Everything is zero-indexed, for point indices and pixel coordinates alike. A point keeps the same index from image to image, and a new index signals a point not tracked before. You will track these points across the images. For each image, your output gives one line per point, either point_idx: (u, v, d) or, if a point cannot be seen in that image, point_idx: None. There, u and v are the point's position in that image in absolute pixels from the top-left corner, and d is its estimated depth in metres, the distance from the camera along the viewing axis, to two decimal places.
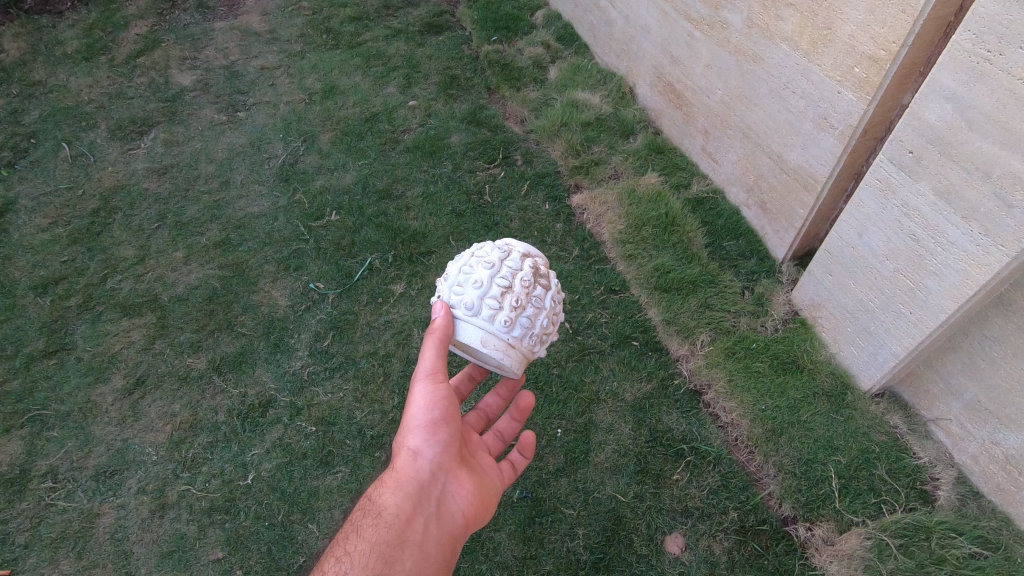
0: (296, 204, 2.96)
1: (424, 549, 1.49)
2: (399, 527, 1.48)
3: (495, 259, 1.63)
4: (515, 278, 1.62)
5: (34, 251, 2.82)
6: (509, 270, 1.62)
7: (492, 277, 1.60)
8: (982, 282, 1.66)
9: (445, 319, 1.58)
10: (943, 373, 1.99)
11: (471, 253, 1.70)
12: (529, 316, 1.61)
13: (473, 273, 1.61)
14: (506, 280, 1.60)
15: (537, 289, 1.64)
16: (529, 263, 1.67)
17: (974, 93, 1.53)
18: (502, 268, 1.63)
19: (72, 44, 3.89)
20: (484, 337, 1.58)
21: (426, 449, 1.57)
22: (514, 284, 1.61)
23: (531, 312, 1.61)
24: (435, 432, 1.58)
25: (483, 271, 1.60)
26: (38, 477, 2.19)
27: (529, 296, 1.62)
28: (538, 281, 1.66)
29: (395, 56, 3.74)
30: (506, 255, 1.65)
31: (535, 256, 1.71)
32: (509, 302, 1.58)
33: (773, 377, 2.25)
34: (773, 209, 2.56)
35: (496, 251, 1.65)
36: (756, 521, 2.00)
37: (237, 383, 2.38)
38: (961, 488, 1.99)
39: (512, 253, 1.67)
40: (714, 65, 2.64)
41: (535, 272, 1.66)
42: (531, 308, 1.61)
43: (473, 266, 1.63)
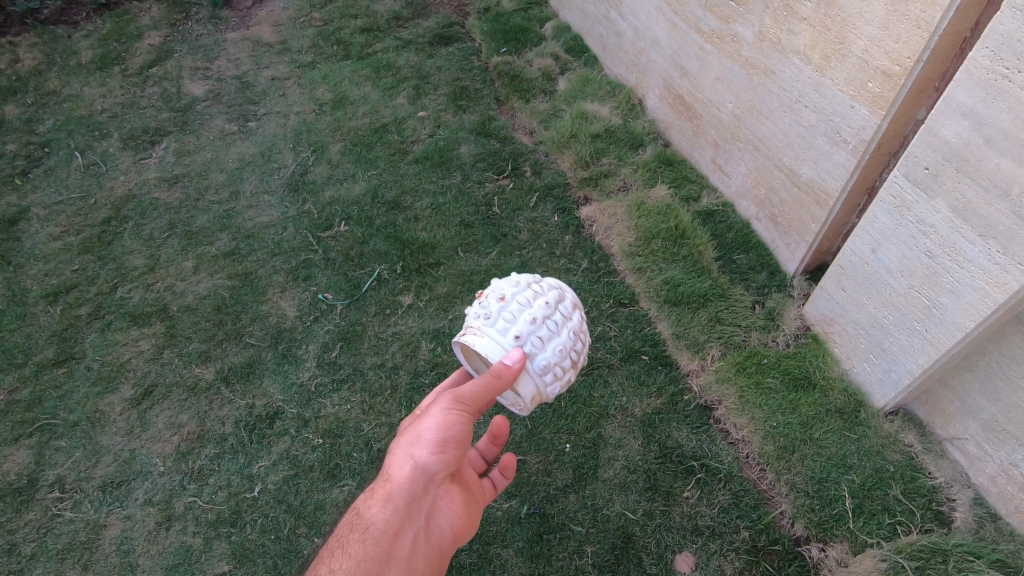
0: (305, 214, 2.96)
1: (410, 565, 1.44)
2: (387, 541, 1.42)
3: (525, 281, 1.74)
4: (581, 349, 1.74)
5: (46, 260, 2.84)
6: (532, 291, 1.70)
7: (515, 293, 1.69)
8: (1000, 300, 1.63)
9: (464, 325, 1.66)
10: (960, 392, 1.96)
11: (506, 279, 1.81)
12: (572, 382, 1.77)
13: (500, 289, 1.71)
14: (528, 299, 1.68)
15: (556, 315, 1.68)
16: (556, 292, 1.73)
17: (992, 110, 1.51)
18: (528, 289, 1.71)
19: (86, 54, 3.94)
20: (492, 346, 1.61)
21: (430, 465, 1.49)
22: (578, 356, 1.73)
23: (545, 333, 1.64)
24: (442, 451, 1.50)
25: (509, 288, 1.70)
26: (46, 487, 2.19)
27: (579, 365, 1.77)
28: (560, 310, 1.70)
29: (405, 67, 3.75)
30: (536, 282, 1.75)
31: (566, 291, 1.78)
32: (524, 317, 1.64)
33: (784, 393, 2.22)
34: (784, 222, 2.54)
35: (527, 276, 1.76)
36: (768, 540, 1.97)
37: (245, 394, 2.37)
38: (978, 509, 1.95)
39: (545, 282, 1.77)
40: (725, 78, 2.64)
41: (559, 300, 1.72)
42: (545, 328, 1.64)
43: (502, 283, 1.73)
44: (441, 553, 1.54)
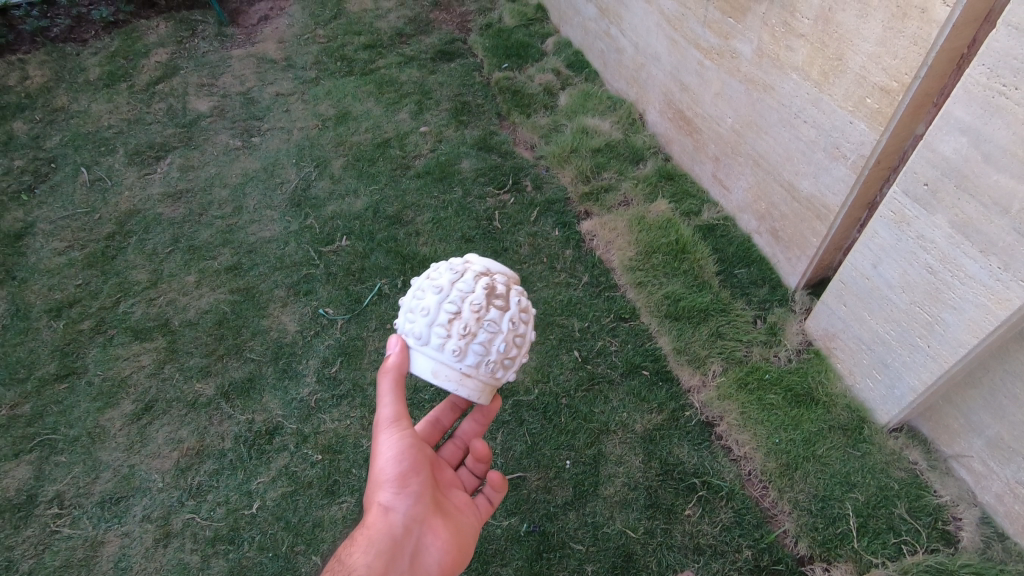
0: (307, 229, 2.98)
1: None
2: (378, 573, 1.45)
3: (446, 283, 1.60)
4: (465, 302, 1.57)
5: (50, 274, 2.86)
6: (458, 293, 1.58)
7: (440, 302, 1.58)
8: (1002, 317, 1.62)
9: (399, 354, 1.61)
10: (965, 409, 1.94)
11: (430, 275, 1.68)
12: (481, 342, 1.56)
13: (415, 290, 1.67)
14: (429, 291, 1.62)
15: (489, 312, 1.57)
16: (482, 282, 1.60)
17: (990, 127, 1.51)
18: (453, 290, 1.59)
19: (94, 71, 4.00)
20: (437, 367, 1.60)
21: (398, 502, 1.57)
22: (464, 310, 1.57)
23: (484, 338, 1.56)
24: (404, 484, 1.60)
25: (432, 298, 1.59)
26: (45, 503, 2.19)
27: (481, 321, 1.56)
28: (492, 301, 1.59)
29: (408, 82, 3.79)
30: (460, 276, 1.62)
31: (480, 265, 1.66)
32: (458, 329, 1.56)
33: (786, 409, 2.20)
34: (785, 237, 2.53)
35: (450, 273, 1.62)
36: (771, 560, 1.94)
37: (245, 410, 2.37)
38: (985, 529, 1.92)
39: (467, 275, 1.63)
40: (724, 93, 2.65)
41: (488, 292, 1.59)
42: (483, 332, 1.56)
43: (426, 290, 1.62)
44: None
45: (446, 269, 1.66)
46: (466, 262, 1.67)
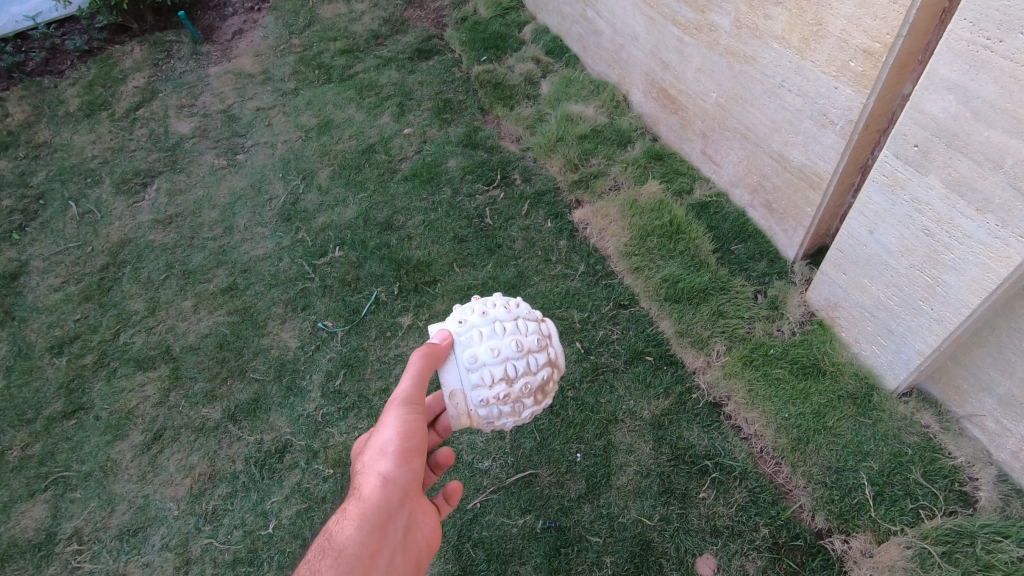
0: (300, 243, 2.96)
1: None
2: (367, 562, 1.43)
3: (524, 341, 1.64)
4: (520, 376, 1.62)
5: (48, 312, 2.86)
6: (526, 365, 1.62)
7: (510, 358, 1.61)
8: (1003, 275, 1.59)
9: (446, 348, 1.64)
10: (973, 368, 1.92)
11: (515, 317, 1.69)
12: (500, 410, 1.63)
13: (515, 316, 1.69)
14: (511, 330, 1.65)
15: (528, 399, 1.66)
16: (545, 372, 1.67)
17: (976, 83, 1.48)
18: (524, 358, 1.63)
19: (74, 102, 3.97)
20: (456, 389, 1.65)
21: (396, 475, 1.59)
22: (517, 378, 1.62)
23: (506, 410, 1.64)
24: (405, 459, 1.62)
25: (508, 348, 1.61)
26: (64, 540, 2.20)
27: (518, 397, 1.63)
28: (535, 392, 1.67)
29: (387, 85, 3.75)
30: (540, 350, 1.67)
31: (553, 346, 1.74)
32: (500, 390, 1.61)
33: (794, 383, 2.19)
34: (779, 209, 2.50)
35: (533, 338, 1.66)
36: (789, 536, 1.93)
37: (253, 430, 2.38)
38: (1003, 487, 1.91)
39: (551, 358, 1.70)
40: (706, 68, 2.60)
41: (541, 383, 1.67)
42: (509, 407, 1.64)
43: (502, 326, 1.64)
44: (417, 564, 1.59)
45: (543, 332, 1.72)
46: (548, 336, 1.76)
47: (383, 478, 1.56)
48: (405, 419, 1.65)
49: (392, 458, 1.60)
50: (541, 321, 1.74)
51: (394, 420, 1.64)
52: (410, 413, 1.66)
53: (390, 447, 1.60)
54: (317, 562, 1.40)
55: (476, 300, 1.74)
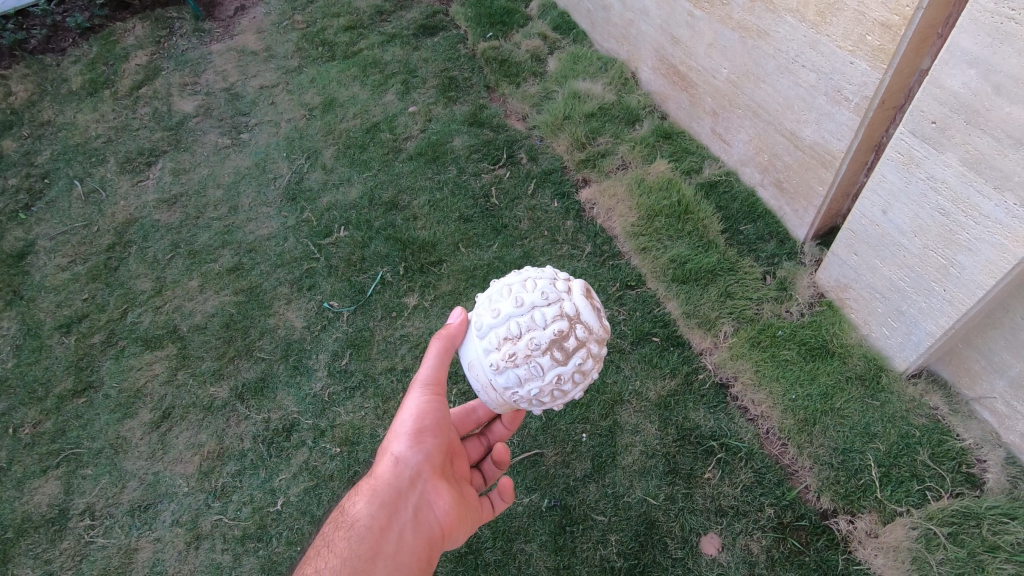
0: (305, 222, 2.95)
1: (398, 560, 1.53)
2: (374, 536, 1.52)
3: (524, 295, 1.52)
4: (528, 333, 1.49)
5: (56, 291, 2.87)
6: (529, 320, 1.49)
7: (511, 315, 1.51)
8: (1020, 255, 1.56)
9: (459, 326, 1.68)
10: (985, 350, 1.90)
11: (527, 278, 1.59)
12: (518, 374, 1.50)
13: (526, 276, 1.58)
14: (516, 289, 1.54)
15: (543, 357, 1.48)
16: (558, 325, 1.49)
17: (999, 56, 1.43)
18: (529, 314, 1.50)
19: (76, 80, 3.94)
20: (475, 361, 1.60)
21: (409, 455, 1.65)
22: (523, 337, 1.49)
23: (523, 373, 1.50)
24: (420, 440, 1.68)
25: (509, 305, 1.52)
26: (77, 515, 2.24)
27: (529, 358, 1.49)
28: (553, 349, 1.49)
29: (392, 62, 3.69)
30: (550, 303, 1.51)
31: (576, 301, 1.54)
32: (507, 350, 1.51)
33: (802, 364, 2.17)
34: (790, 188, 2.46)
35: (539, 292, 1.51)
36: (794, 516, 1.94)
37: (260, 409, 2.39)
38: (1011, 469, 1.89)
39: (568, 311, 1.51)
40: (718, 43, 2.54)
41: (556, 339, 1.49)
42: (525, 368, 1.50)
43: (506, 288, 1.56)
44: (432, 545, 1.62)
45: (557, 286, 1.56)
46: (571, 292, 1.56)
47: (395, 459, 1.63)
48: (423, 401, 1.71)
49: (405, 439, 1.66)
50: (560, 278, 1.58)
51: (413, 402, 1.72)
52: (429, 395, 1.72)
53: (403, 428, 1.67)
54: (331, 533, 1.54)
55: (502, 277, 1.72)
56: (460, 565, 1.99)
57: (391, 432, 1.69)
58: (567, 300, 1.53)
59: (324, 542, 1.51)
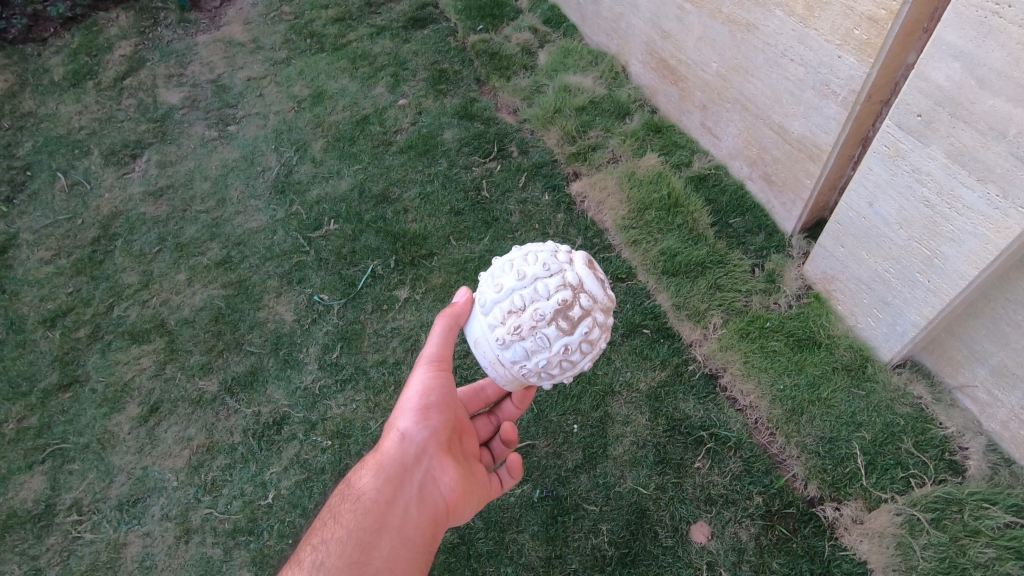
0: (294, 215, 2.93)
1: (403, 535, 1.54)
2: (379, 511, 1.54)
3: (526, 268, 1.52)
4: (531, 306, 1.50)
5: (40, 285, 2.83)
6: (533, 292, 1.50)
7: (515, 288, 1.51)
8: (1002, 245, 1.59)
9: (465, 305, 1.68)
10: (967, 340, 1.93)
11: (528, 251, 1.59)
12: (526, 347, 1.51)
13: (528, 249, 1.58)
14: (518, 262, 1.55)
15: (548, 328, 1.49)
16: (561, 295, 1.49)
17: (983, 49, 1.46)
18: (530, 286, 1.50)
19: (58, 71, 3.87)
20: (480, 338, 1.61)
21: (414, 432, 1.64)
22: (528, 309, 1.50)
23: (529, 346, 1.51)
24: (426, 417, 1.66)
25: (511, 279, 1.52)
26: (64, 510, 2.21)
27: (535, 330, 1.49)
28: (557, 319, 1.49)
29: (381, 54, 3.67)
30: (552, 274, 1.51)
31: (577, 271, 1.54)
32: (512, 324, 1.51)
33: (789, 355, 2.20)
34: (778, 181, 2.48)
35: (541, 263, 1.51)
36: (782, 504, 1.97)
37: (250, 403, 2.38)
38: (992, 456, 1.94)
39: (569, 280, 1.52)
40: (707, 37, 2.55)
41: (560, 309, 1.49)
42: (531, 341, 1.51)
43: (507, 262, 1.57)
44: (436, 521, 1.63)
45: (558, 256, 1.56)
46: (573, 262, 1.56)
47: (401, 435, 1.63)
48: (429, 378, 1.68)
49: (411, 415, 1.65)
50: (562, 249, 1.58)
51: (419, 379, 1.69)
52: (435, 372, 1.69)
53: (409, 404, 1.66)
54: (338, 505, 1.56)
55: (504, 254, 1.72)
56: (453, 557, 2.00)
57: (397, 407, 1.68)
58: (568, 270, 1.53)
59: (331, 514, 1.55)
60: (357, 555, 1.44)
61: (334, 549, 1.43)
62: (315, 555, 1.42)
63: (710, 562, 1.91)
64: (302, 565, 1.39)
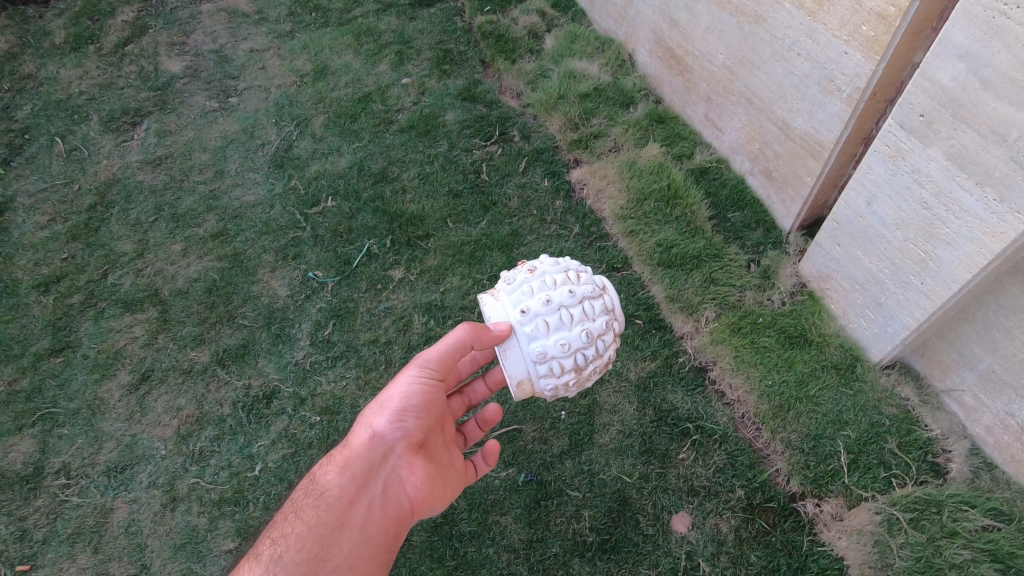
0: (292, 190, 2.91)
1: (364, 533, 1.59)
2: (342, 508, 1.59)
3: (590, 328, 1.60)
4: (589, 361, 1.62)
5: (34, 249, 2.82)
6: (595, 351, 1.62)
7: (580, 347, 1.58)
8: (996, 250, 1.59)
9: (503, 339, 1.59)
10: (957, 344, 1.94)
11: (580, 298, 1.61)
12: (571, 391, 1.67)
13: (579, 298, 1.61)
14: (578, 315, 1.59)
15: (594, 375, 1.68)
16: (612, 348, 1.67)
17: (989, 51, 1.44)
18: (593, 343, 1.61)
19: (60, 34, 3.82)
20: (524, 377, 1.63)
21: (387, 433, 1.64)
22: (586, 365, 1.62)
23: (574, 389, 1.67)
24: (401, 419, 1.64)
25: (578, 338, 1.57)
26: (52, 474, 2.23)
27: (586, 378, 1.66)
28: (601, 366, 1.69)
29: (387, 32, 3.62)
30: (608, 330, 1.64)
31: (617, 318, 1.70)
32: (570, 377, 1.61)
33: (780, 351, 2.21)
34: (779, 177, 2.47)
35: (602, 321, 1.61)
36: (763, 498, 1.98)
37: (241, 375, 2.38)
38: (974, 460, 1.95)
39: (615, 332, 1.68)
40: (715, 28, 2.52)
41: (607, 361, 1.69)
42: (577, 386, 1.67)
43: (566, 314, 1.58)
44: (401, 518, 1.67)
45: (605, 306, 1.66)
46: (611, 307, 1.70)
47: (374, 435, 1.63)
48: (415, 381, 1.65)
49: (387, 417, 1.64)
50: (605, 295, 1.68)
51: (406, 380, 1.66)
52: (423, 375, 1.66)
53: (388, 405, 1.63)
54: (304, 497, 1.62)
55: (530, 280, 1.64)
56: (436, 536, 2.02)
57: (376, 405, 1.67)
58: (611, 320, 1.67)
59: (296, 505, 1.61)
60: (315, 551, 1.50)
61: (292, 544, 1.50)
62: (274, 548, 1.50)
63: (689, 552, 1.93)
64: (259, 558, 1.48)
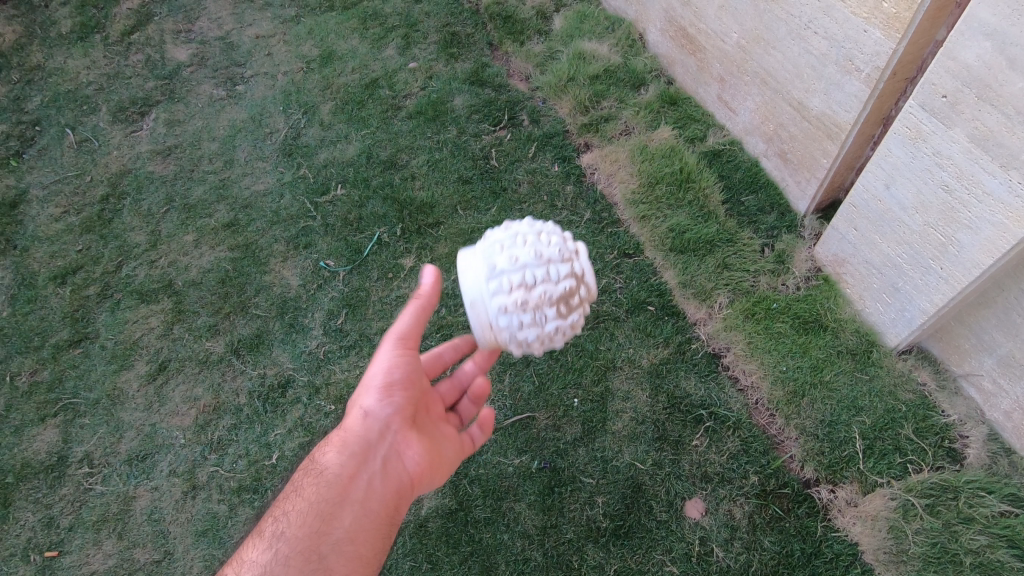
0: (301, 179, 2.91)
1: (365, 506, 1.59)
2: (342, 484, 1.59)
3: (542, 246, 1.53)
4: (540, 284, 1.50)
5: (50, 241, 2.85)
6: (546, 273, 1.50)
7: (529, 264, 1.50)
8: (1019, 234, 1.55)
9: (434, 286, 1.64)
10: (977, 329, 1.91)
11: (540, 231, 1.59)
12: (523, 321, 1.50)
13: (539, 230, 1.59)
14: (532, 238, 1.55)
15: (550, 309, 1.50)
16: (569, 282, 1.52)
17: (1016, 29, 1.39)
18: (545, 265, 1.51)
19: (66, 23, 3.80)
20: (477, 300, 1.56)
21: (377, 409, 1.64)
22: (536, 287, 1.49)
23: (527, 321, 1.50)
24: (388, 393, 1.65)
25: (526, 254, 1.50)
26: (75, 463, 2.28)
27: (538, 307, 1.50)
28: (559, 304, 1.52)
29: (393, 15, 3.57)
30: (565, 261, 1.53)
31: (582, 261, 1.59)
32: (518, 296, 1.49)
33: (794, 337, 2.19)
34: (794, 159, 2.42)
35: (556, 246, 1.53)
36: (777, 484, 1.98)
37: (256, 365, 2.41)
38: (992, 445, 1.93)
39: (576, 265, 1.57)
40: (729, 5, 2.45)
41: (565, 295, 1.52)
42: (530, 317, 1.50)
43: (522, 234, 1.56)
44: (400, 493, 1.65)
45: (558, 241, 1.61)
46: (577, 251, 1.61)
47: (365, 413, 1.63)
48: (396, 354, 1.68)
49: (374, 394, 1.64)
50: (570, 239, 1.62)
51: (385, 355, 1.69)
52: (401, 349, 1.69)
53: (373, 382, 1.65)
54: (302, 477, 1.64)
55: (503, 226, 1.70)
56: (451, 522, 2.04)
57: (362, 385, 1.68)
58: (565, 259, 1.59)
59: (297, 486, 1.62)
60: (315, 526, 1.52)
61: (294, 521, 1.53)
62: (276, 526, 1.53)
63: (702, 537, 1.94)
64: (263, 536, 1.52)
